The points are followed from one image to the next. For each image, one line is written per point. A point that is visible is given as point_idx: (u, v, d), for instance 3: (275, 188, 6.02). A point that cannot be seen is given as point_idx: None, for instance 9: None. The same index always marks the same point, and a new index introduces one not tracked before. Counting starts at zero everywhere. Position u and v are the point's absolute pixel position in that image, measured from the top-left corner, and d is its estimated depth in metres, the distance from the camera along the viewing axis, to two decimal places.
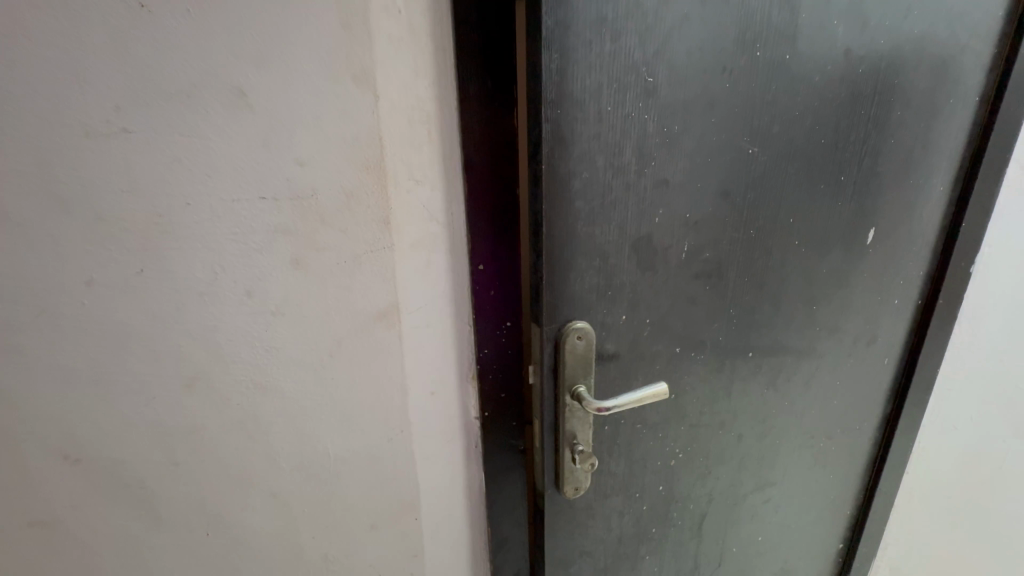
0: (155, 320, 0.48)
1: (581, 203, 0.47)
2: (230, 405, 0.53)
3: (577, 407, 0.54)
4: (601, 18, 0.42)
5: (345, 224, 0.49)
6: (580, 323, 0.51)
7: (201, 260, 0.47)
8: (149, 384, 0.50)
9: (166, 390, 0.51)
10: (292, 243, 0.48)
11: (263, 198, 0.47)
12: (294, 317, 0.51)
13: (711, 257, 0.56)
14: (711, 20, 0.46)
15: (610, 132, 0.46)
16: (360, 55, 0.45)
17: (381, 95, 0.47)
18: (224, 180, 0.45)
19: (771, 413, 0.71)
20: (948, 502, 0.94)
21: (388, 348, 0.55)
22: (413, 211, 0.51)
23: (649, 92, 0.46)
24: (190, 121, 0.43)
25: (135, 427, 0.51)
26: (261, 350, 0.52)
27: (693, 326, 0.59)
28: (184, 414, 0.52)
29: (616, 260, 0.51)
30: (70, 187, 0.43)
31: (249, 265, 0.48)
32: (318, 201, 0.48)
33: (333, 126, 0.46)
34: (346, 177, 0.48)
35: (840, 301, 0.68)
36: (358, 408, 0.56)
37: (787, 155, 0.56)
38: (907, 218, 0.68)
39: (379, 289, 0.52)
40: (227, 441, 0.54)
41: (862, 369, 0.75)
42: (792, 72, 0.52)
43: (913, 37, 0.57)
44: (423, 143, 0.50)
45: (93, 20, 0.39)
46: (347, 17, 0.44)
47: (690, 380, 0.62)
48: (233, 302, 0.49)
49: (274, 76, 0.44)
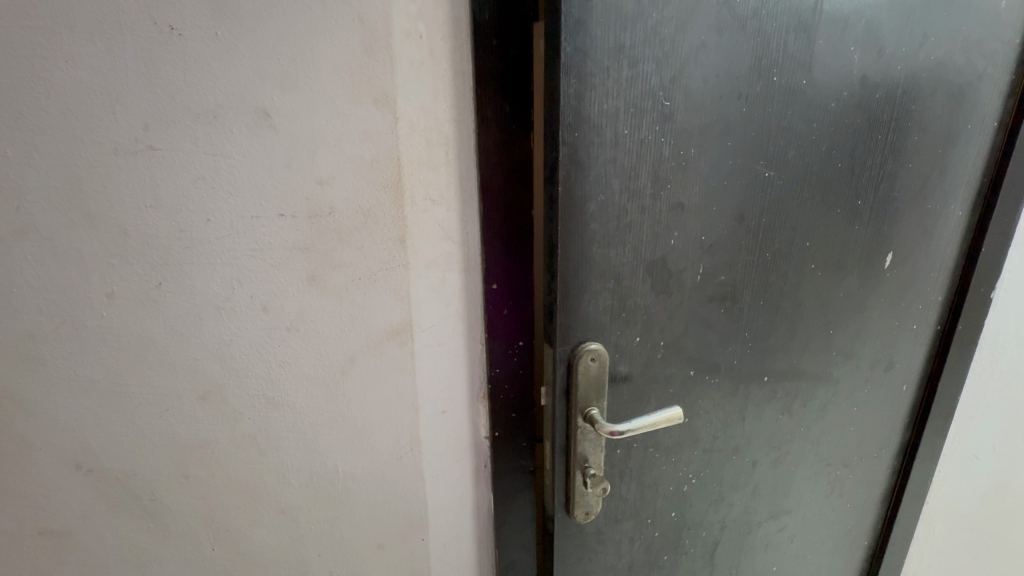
0: (173, 333, 0.49)
1: (597, 225, 0.47)
2: (241, 419, 0.53)
3: (589, 430, 0.53)
4: (620, 45, 0.43)
5: (363, 241, 0.50)
6: (593, 345, 0.51)
7: (220, 275, 0.48)
8: (164, 396, 0.51)
9: (181, 403, 0.51)
10: (307, 260, 0.49)
11: (282, 216, 0.48)
12: (307, 333, 0.52)
13: (726, 280, 0.56)
14: (727, 47, 0.47)
15: (626, 156, 0.46)
16: (381, 78, 0.46)
17: (401, 117, 0.48)
18: (245, 198, 0.46)
19: (786, 439, 0.69)
20: (970, 536, 0.91)
21: (399, 367, 0.55)
22: (429, 231, 0.52)
23: (665, 117, 0.47)
24: (214, 141, 0.44)
25: (148, 438, 0.52)
26: (275, 365, 0.52)
27: (707, 349, 0.58)
28: (195, 427, 0.52)
29: (630, 282, 0.51)
30: (98, 203, 0.44)
31: (266, 281, 0.49)
32: (337, 219, 0.49)
33: (353, 147, 0.47)
34: (365, 197, 0.49)
35: (857, 326, 0.67)
36: (368, 426, 0.56)
37: (803, 179, 0.56)
38: (925, 243, 0.67)
39: (392, 308, 0.53)
40: (238, 456, 0.54)
41: (880, 395, 0.74)
42: (809, 97, 0.52)
43: (930, 64, 0.57)
44: (440, 165, 0.50)
45: (126, 43, 0.41)
46: (369, 43, 0.45)
47: (705, 404, 0.61)
48: (249, 317, 0.50)
49: (298, 98, 0.45)
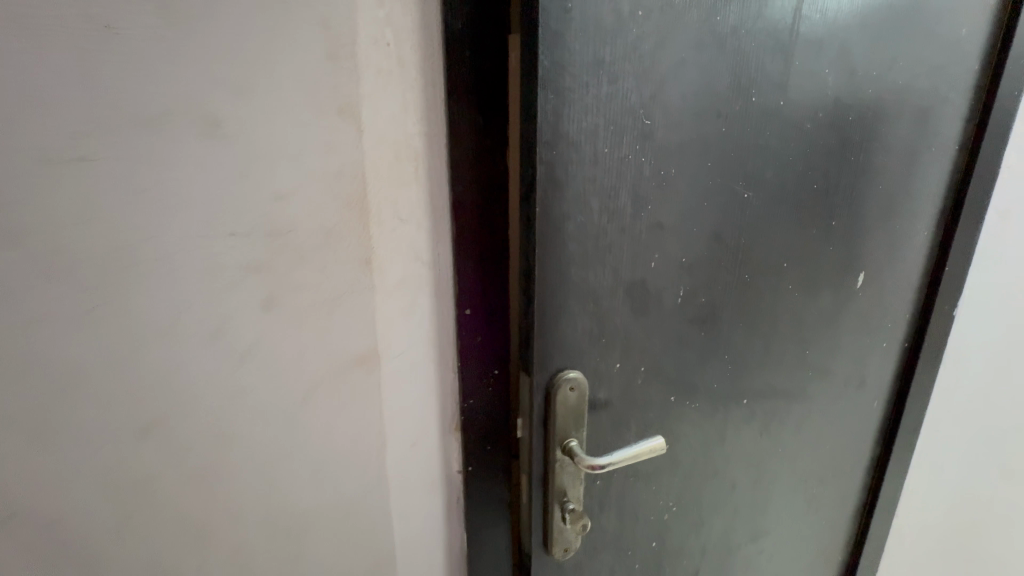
0: (110, 364, 0.43)
1: (576, 246, 0.45)
2: (190, 458, 0.47)
3: (568, 462, 0.51)
4: (599, 59, 0.41)
5: (325, 262, 0.46)
6: (572, 373, 0.49)
7: (165, 298, 0.43)
8: (98, 439, 0.43)
9: (119, 445, 0.44)
10: (263, 282, 0.45)
11: (234, 234, 0.43)
12: (264, 360, 0.47)
13: (705, 301, 0.55)
14: (707, 65, 0.46)
15: (605, 174, 0.45)
16: (346, 88, 0.43)
17: (367, 129, 0.44)
18: (193, 214, 0.42)
19: (764, 459, 0.68)
20: (936, 547, 0.92)
21: (365, 396, 0.51)
22: (398, 251, 0.48)
23: (645, 135, 0.45)
24: (159, 151, 0.40)
25: (75, 491, 0.43)
26: (227, 396, 0.47)
27: (686, 372, 0.57)
28: (137, 471, 0.45)
29: (609, 304, 0.49)
30: (18, 216, 0.37)
31: (217, 305, 0.45)
32: (295, 237, 0.45)
33: (315, 161, 0.44)
34: (327, 215, 0.45)
35: (831, 344, 0.68)
36: (331, 460, 0.52)
37: (779, 199, 0.55)
38: (893, 262, 0.68)
39: (358, 333, 0.49)
40: (186, 501, 0.48)
41: (853, 412, 0.74)
42: (785, 116, 0.52)
43: (897, 87, 0.58)
44: (410, 181, 0.47)
45: (54, 38, 0.35)
46: (334, 49, 0.42)
47: (684, 427, 0.59)
48: (197, 344, 0.45)
49: (253, 106, 0.41)
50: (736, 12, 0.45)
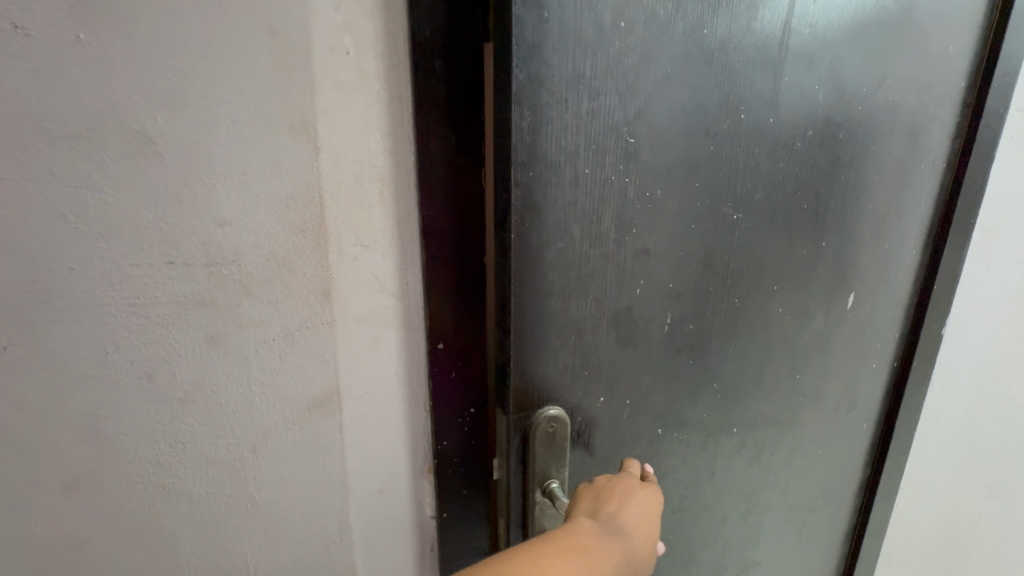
0: (24, 411, 0.37)
1: (555, 276, 0.41)
2: (121, 513, 0.42)
3: (549, 506, 0.46)
4: (579, 74, 0.37)
5: (278, 294, 0.41)
6: (552, 410, 0.44)
7: (89, 338, 0.38)
8: (11, 492, 0.38)
9: (36, 498, 0.39)
10: (206, 317, 0.40)
11: (171, 263, 0.38)
12: (208, 405, 0.42)
13: (694, 329, 0.51)
14: (694, 81, 0.43)
15: (586, 198, 0.41)
16: (299, 102, 0.38)
17: (323, 148, 0.40)
18: (121, 242, 0.37)
19: (755, 489, 0.65)
20: (924, 568, 0.91)
21: (326, 440, 0.46)
22: (361, 281, 0.44)
23: (629, 155, 0.42)
24: (78, 171, 0.35)
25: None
26: (165, 445, 0.42)
27: (675, 404, 0.53)
28: (58, 527, 0.40)
29: (593, 337, 0.45)
30: None
31: (151, 345, 0.39)
32: (242, 267, 0.40)
33: (264, 182, 0.39)
34: (279, 242, 0.40)
35: (822, 368, 0.65)
36: (288, 512, 0.47)
37: (769, 221, 0.53)
38: (883, 282, 0.66)
39: (317, 372, 0.44)
40: (118, 558, 0.43)
41: (844, 436, 0.72)
42: (775, 135, 0.49)
43: (886, 105, 0.56)
44: (374, 204, 0.43)
45: None
46: (283, 57, 0.37)
47: (673, 463, 0.55)
48: (129, 388, 0.40)
49: (191, 121, 0.36)
50: (724, 24, 0.42)
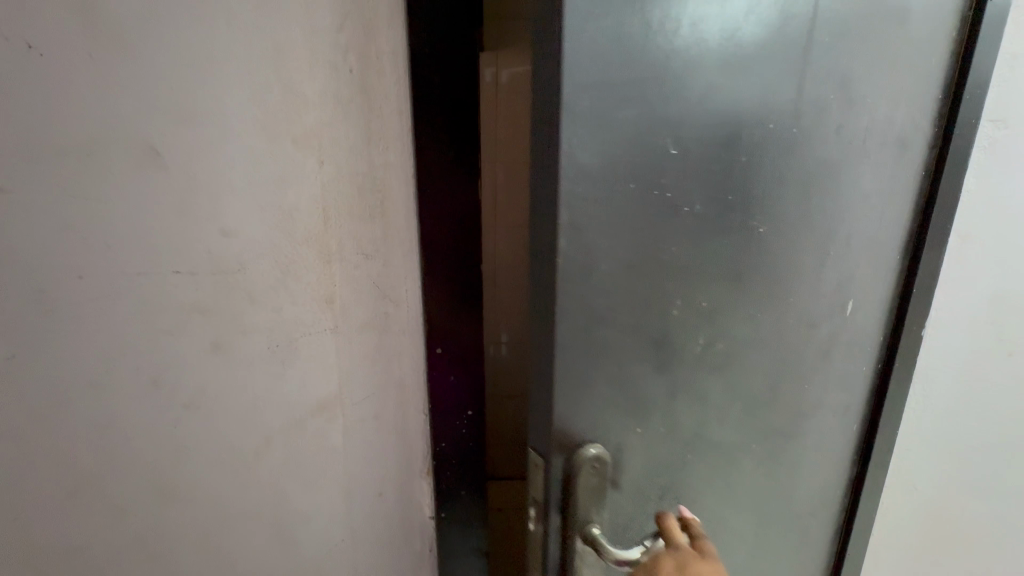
0: (36, 421, 0.38)
1: (595, 291, 0.37)
2: (124, 519, 0.43)
3: (590, 554, 0.43)
4: (625, 61, 0.33)
5: (281, 301, 0.42)
6: (594, 448, 0.41)
7: (94, 346, 0.38)
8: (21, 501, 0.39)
9: (42, 507, 0.40)
10: (209, 324, 0.41)
11: (177, 271, 0.39)
12: (210, 412, 0.43)
13: (738, 348, 0.47)
14: (748, 72, 0.38)
15: (629, 204, 0.36)
16: (302, 116, 0.40)
17: (325, 160, 0.41)
18: (127, 251, 0.37)
19: (777, 512, 0.61)
20: None
21: (327, 444, 0.47)
22: (362, 289, 0.46)
23: (677, 154, 0.37)
24: (87, 183, 0.35)
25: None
26: (168, 452, 0.42)
27: (713, 429, 0.48)
28: (65, 533, 0.41)
29: (632, 360, 0.41)
30: None
31: (155, 352, 0.40)
32: (246, 274, 0.41)
33: (267, 193, 0.40)
34: (283, 251, 0.41)
35: (821, 381, 0.57)
36: (288, 516, 0.48)
37: (817, 228, 0.48)
38: (923, 292, 0.62)
39: (319, 378, 0.45)
40: (121, 563, 0.44)
41: (867, 450, 0.68)
42: (827, 131, 0.45)
43: (923, 106, 0.53)
44: (376, 217, 0.45)
45: None
46: (286, 71, 0.38)
47: (705, 495, 0.50)
48: (134, 396, 0.40)
49: (195, 132, 0.37)
50: (771, 35, 0.38)
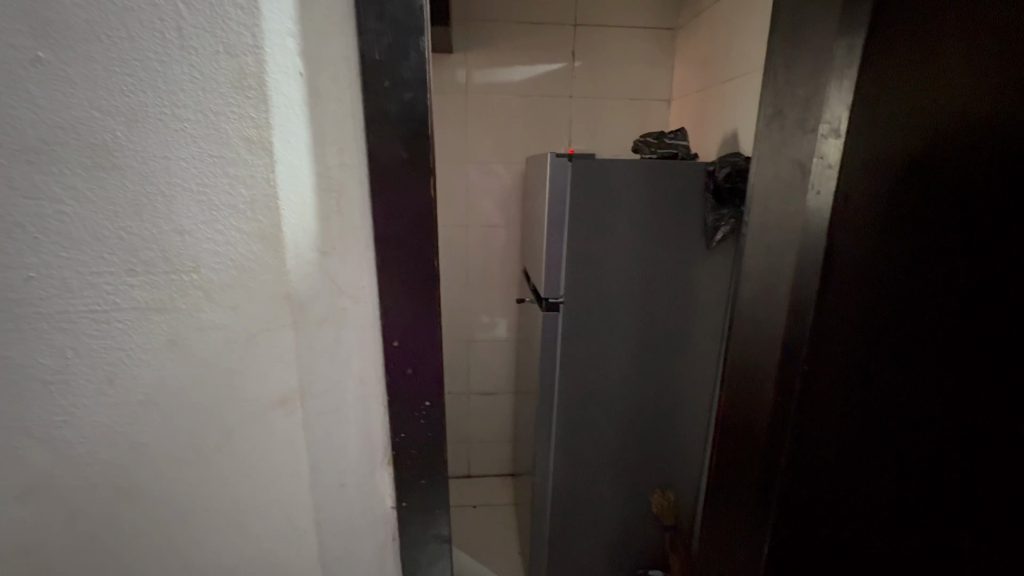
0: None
1: None
2: (83, 512, 0.44)
3: None
4: None
5: (237, 300, 0.42)
6: None
7: (48, 344, 0.40)
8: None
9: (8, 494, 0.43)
10: (165, 321, 0.41)
11: (131, 271, 0.40)
12: (167, 409, 0.43)
13: None
14: None
15: None
16: (255, 117, 0.39)
17: (280, 161, 0.40)
18: (81, 252, 0.39)
19: None
20: None
21: (291, 440, 0.48)
22: (321, 286, 0.45)
23: None
24: (37, 185, 0.37)
25: None
26: (125, 448, 0.44)
27: None
28: (29, 522, 0.44)
29: None
30: None
31: (108, 349, 0.41)
32: (202, 275, 0.41)
33: (222, 195, 0.40)
34: (237, 249, 0.41)
35: None
36: (249, 509, 0.48)
37: None
38: None
39: (280, 375, 0.45)
40: (82, 553, 0.46)
41: None
42: None
43: None
44: (332, 213, 0.44)
45: None
46: (238, 76, 0.38)
47: None
48: (88, 392, 0.42)
49: (146, 133, 0.38)
50: None
